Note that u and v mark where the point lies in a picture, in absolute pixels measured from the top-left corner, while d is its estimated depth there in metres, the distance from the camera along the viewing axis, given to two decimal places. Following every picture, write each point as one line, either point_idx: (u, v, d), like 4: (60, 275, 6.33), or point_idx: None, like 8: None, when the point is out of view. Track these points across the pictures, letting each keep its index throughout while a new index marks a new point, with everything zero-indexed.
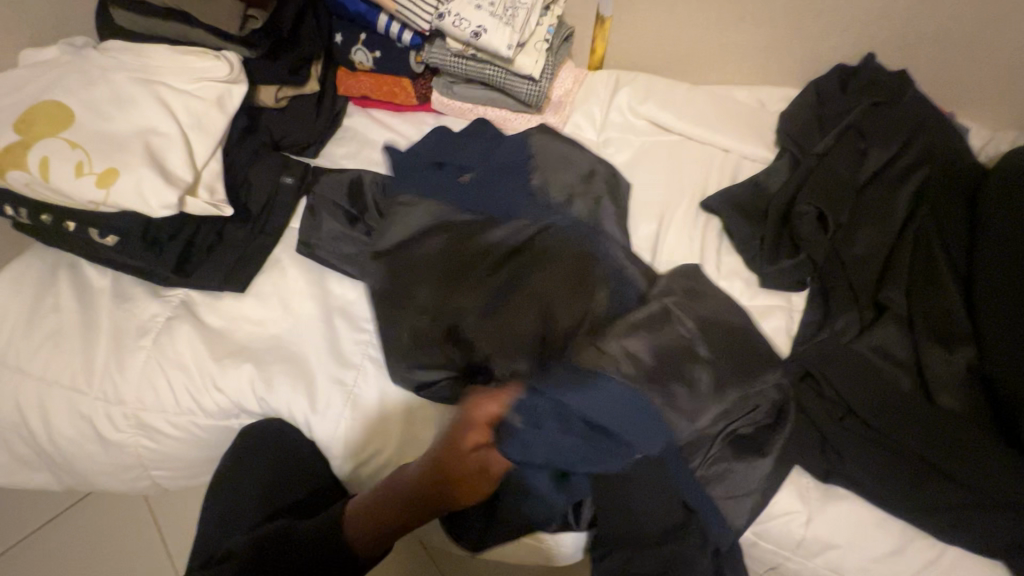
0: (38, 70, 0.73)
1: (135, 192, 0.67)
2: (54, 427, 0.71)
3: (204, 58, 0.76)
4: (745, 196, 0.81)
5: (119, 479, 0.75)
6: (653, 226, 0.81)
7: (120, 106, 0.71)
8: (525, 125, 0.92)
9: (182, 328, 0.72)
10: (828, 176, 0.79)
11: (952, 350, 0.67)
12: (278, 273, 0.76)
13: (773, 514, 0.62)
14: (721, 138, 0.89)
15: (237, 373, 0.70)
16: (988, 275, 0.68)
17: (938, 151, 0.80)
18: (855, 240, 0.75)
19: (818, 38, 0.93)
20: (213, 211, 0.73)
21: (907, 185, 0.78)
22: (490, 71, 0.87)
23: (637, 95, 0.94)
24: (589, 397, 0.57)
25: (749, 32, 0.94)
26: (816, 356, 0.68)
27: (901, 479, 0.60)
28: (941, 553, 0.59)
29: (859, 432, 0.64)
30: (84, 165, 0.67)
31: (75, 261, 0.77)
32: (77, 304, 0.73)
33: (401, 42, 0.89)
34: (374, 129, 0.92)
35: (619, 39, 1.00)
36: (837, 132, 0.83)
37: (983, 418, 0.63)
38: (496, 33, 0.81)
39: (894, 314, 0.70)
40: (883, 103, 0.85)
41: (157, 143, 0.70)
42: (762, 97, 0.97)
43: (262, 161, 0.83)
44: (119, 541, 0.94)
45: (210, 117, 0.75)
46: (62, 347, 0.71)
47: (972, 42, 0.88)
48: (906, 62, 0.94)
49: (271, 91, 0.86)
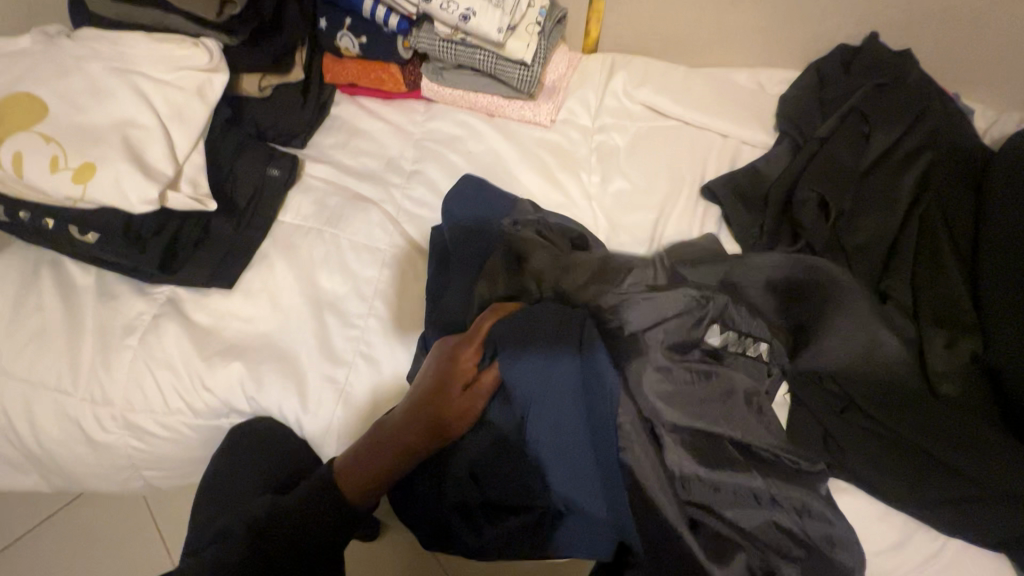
0: (9, 60, 0.70)
1: (113, 186, 0.65)
2: (40, 430, 0.69)
3: (183, 46, 0.73)
4: (747, 182, 0.79)
5: (109, 479, 0.74)
6: (651, 216, 0.79)
7: (96, 97, 0.69)
8: (518, 112, 0.89)
9: (169, 326, 0.70)
10: (829, 162, 0.77)
11: (955, 340, 0.65)
12: (266, 269, 0.74)
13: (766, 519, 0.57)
14: (720, 123, 0.87)
15: (225, 372, 0.68)
16: (993, 262, 0.67)
17: (943, 134, 0.78)
18: (858, 226, 0.74)
19: (819, 17, 0.90)
20: (196, 206, 0.70)
21: (911, 169, 0.76)
22: (481, 56, 0.84)
23: (633, 80, 0.92)
24: (557, 402, 0.56)
25: (748, 11, 0.91)
26: (818, 349, 0.67)
27: (902, 471, 0.60)
28: (942, 546, 0.59)
29: (860, 425, 0.63)
30: (59, 160, 0.65)
31: (56, 259, 0.75)
32: (59, 303, 0.71)
33: (388, 27, 0.84)
34: (362, 118, 0.90)
35: (614, 21, 0.97)
36: (840, 115, 0.81)
37: (986, 407, 0.62)
38: (486, 15, 0.77)
39: (897, 302, 0.69)
40: (888, 84, 0.82)
41: (135, 136, 0.68)
42: (762, 80, 0.94)
43: (247, 153, 0.80)
44: (117, 539, 0.93)
45: (191, 108, 0.73)
46: (46, 347, 0.69)
47: (977, 18, 0.86)
48: (910, 41, 0.91)
49: (254, 81, 0.82)
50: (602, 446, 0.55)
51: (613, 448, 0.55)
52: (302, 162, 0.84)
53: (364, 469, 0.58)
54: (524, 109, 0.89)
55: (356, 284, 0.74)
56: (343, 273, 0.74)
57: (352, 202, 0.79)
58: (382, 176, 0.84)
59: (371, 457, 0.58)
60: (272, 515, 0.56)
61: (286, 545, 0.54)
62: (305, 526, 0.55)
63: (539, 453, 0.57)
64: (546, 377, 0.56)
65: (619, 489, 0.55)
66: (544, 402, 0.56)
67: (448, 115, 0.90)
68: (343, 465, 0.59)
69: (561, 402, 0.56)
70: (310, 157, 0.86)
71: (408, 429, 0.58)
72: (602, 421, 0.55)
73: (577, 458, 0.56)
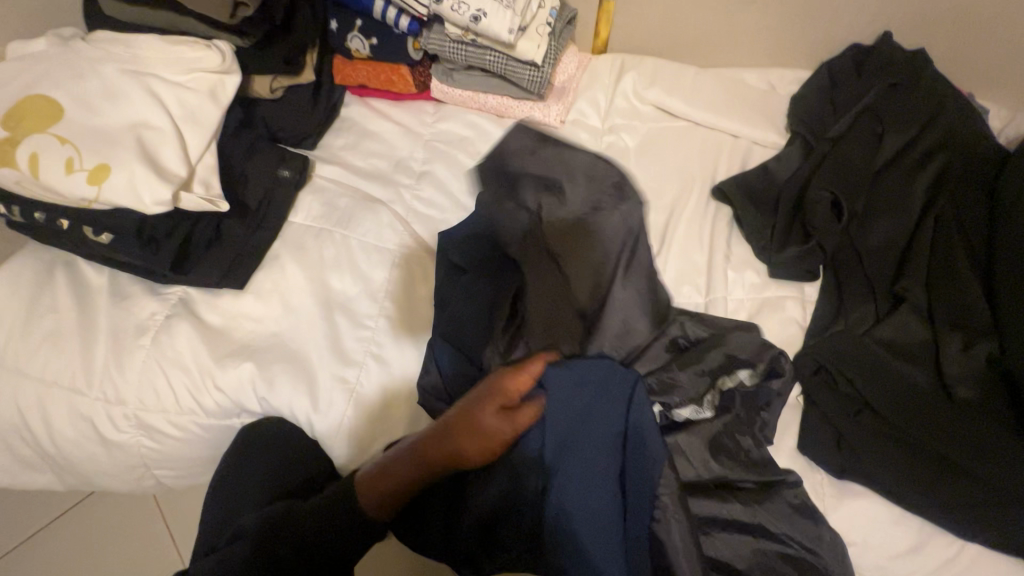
0: (25, 63, 0.71)
1: (127, 187, 0.66)
2: (55, 429, 0.70)
3: (195, 48, 0.74)
4: (756, 182, 0.79)
5: (122, 478, 0.75)
6: (661, 217, 0.79)
7: (110, 99, 0.69)
8: (528, 113, 0.89)
9: (181, 327, 0.71)
10: (842, 164, 0.76)
11: (972, 342, 0.64)
12: (277, 269, 0.74)
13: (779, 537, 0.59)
14: (731, 123, 0.86)
15: (237, 373, 0.68)
16: (1009, 265, 0.66)
17: (958, 135, 0.77)
18: (870, 228, 0.73)
19: (831, 16, 0.89)
20: (208, 206, 0.71)
21: (925, 170, 0.75)
22: (491, 57, 0.84)
23: (643, 80, 0.91)
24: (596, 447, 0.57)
25: (759, 11, 0.90)
26: (832, 352, 0.66)
27: (916, 474, 0.59)
28: (959, 551, 0.58)
29: (876, 428, 0.62)
30: (74, 161, 0.66)
31: (70, 259, 0.75)
32: (73, 302, 0.72)
33: (398, 28, 0.85)
34: (372, 118, 0.90)
35: (624, 20, 0.97)
36: (852, 116, 0.80)
37: (1003, 411, 0.61)
38: (497, 16, 0.77)
39: (912, 305, 0.68)
40: (902, 84, 0.82)
41: (149, 138, 0.69)
42: (773, 80, 0.93)
43: (258, 154, 0.80)
44: (128, 538, 0.94)
45: (203, 110, 0.73)
46: (61, 347, 0.69)
47: (991, 17, 0.85)
48: (924, 40, 0.90)
49: (265, 82, 0.82)
50: (630, 475, 0.56)
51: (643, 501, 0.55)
52: (313, 163, 0.85)
53: (383, 478, 0.57)
54: (534, 111, 0.88)
55: (367, 285, 0.74)
56: (354, 274, 0.74)
57: (363, 203, 0.80)
58: (392, 177, 0.84)
59: (399, 465, 0.57)
60: (292, 516, 0.58)
61: (305, 544, 0.55)
62: (328, 533, 0.56)
63: (565, 491, 0.56)
64: (594, 400, 0.57)
65: (635, 530, 0.54)
66: (583, 422, 0.57)
67: (458, 116, 0.90)
68: (369, 474, 0.58)
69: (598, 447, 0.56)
70: (320, 158, 0.86)
71: (434, 445, 0.56)
72: (637, 451, 0.56)
73: (606, 508, 0.55)
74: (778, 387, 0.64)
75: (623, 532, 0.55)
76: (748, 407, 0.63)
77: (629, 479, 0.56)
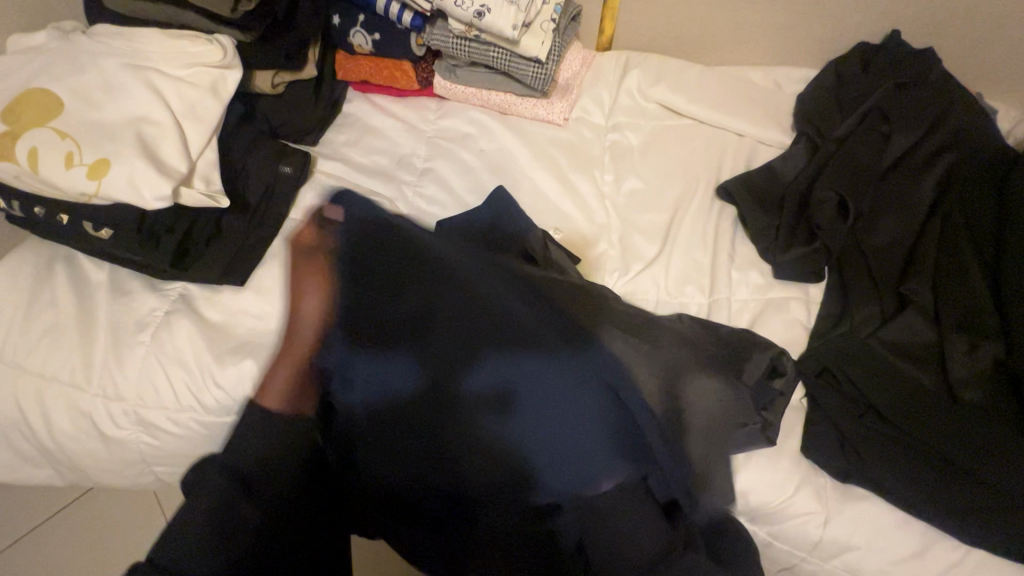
0: (25, 56, 0.70)
1: (127, 182, 0.65)
2: (54, 425, 0.70)
3: (197, 43, 0.73)
4: (761, 182, 0.78)
5: (121, 474, 0.74)
6: (664, 216, 0.78)
7: (111, 94, 0.69)
8: (531, 110, 0.88)
9: (181, 323, 0.70)
10: (849, 162, 0.76)
11: (978, 344, 0.63)
12: (277, 265, 0.74)
13: (786, 516, 0.61)
14: (736, 122, 0.86)
15: (237, 370, 0.68)
16: (1016, 266, 0.65)
17: (966, 135, 0.77)
18: (877, 228, 0.73)
19: (839, 14, 0.88)
20: (209, 202, 0.70)
21: (932, 170, 0.75)
22: (494, 53, 0.83)
23: (648, 78, 0.91)
24: (522, 385, 0.46)
25: (765, 8, 0.89)
26: (836, 353, 0.65)
27: (919, 478, 0.58)
28: (964, 556, 0.58)
29: (878, 431, 0.62)
30: (74, 156, 0.65)
31: (70, 254, 0.75)
32: (73, 297, 0.72)
33: (401, 24, 0.84)
34: (374, 115, 0.90)
35: (629, 18, 0.96)
36: (860, 114, 0.79)
37: (1008, 412, 0.60)
38: (500, 13, 0.77)
39: (918, 307, 0.67)
40: (911, 83, 0.81)
41: (149, 133, 0.68)
42: (779, 79, 0.92)
43: (259, 150, 0.80)
44: (128, 532, 0.94)
45: (204, 105, 0.73)
46: (60, 342, 0.69)
47: (1002, 16, 0.84)
48: (932, 39, 0.89)
49: (267, 77, 0.82)
50: (579, 395, 0.47)
51: (603, 406, 0.48)
52: (314, 160, 0.84)
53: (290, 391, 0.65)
54: (537, 108, 0.88)
55: None
56: None
57: (364, 199, 0.79)
58: (393, 174, 0.83)
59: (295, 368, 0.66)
60: None
61: None
62: None
63: (513, 434, 0.47)
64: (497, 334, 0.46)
65: (609, 438, 0.49)
66: (538, 384, 0.46)
67: (461, 113, 0.90)
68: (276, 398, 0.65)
69: (529, 388, 0.46)
70: (322, 155, 0.86)
71: None
72: (578, 367, 0.47)
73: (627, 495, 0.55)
74: (780, 387, 0.64)
75: (596, 454, 0.49)
76: (751, 403, 0.62)
77: (577, 394, 0.47)
